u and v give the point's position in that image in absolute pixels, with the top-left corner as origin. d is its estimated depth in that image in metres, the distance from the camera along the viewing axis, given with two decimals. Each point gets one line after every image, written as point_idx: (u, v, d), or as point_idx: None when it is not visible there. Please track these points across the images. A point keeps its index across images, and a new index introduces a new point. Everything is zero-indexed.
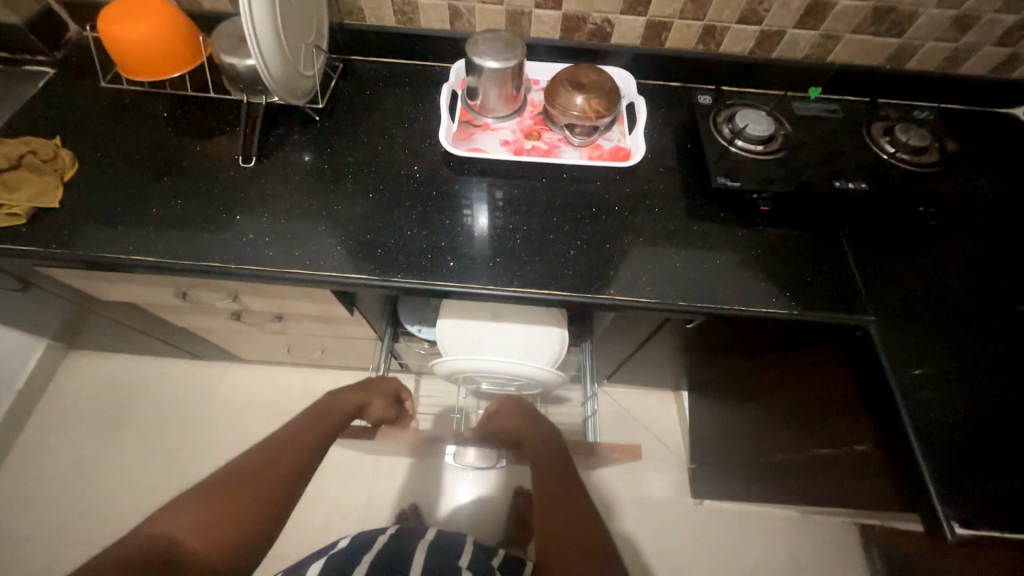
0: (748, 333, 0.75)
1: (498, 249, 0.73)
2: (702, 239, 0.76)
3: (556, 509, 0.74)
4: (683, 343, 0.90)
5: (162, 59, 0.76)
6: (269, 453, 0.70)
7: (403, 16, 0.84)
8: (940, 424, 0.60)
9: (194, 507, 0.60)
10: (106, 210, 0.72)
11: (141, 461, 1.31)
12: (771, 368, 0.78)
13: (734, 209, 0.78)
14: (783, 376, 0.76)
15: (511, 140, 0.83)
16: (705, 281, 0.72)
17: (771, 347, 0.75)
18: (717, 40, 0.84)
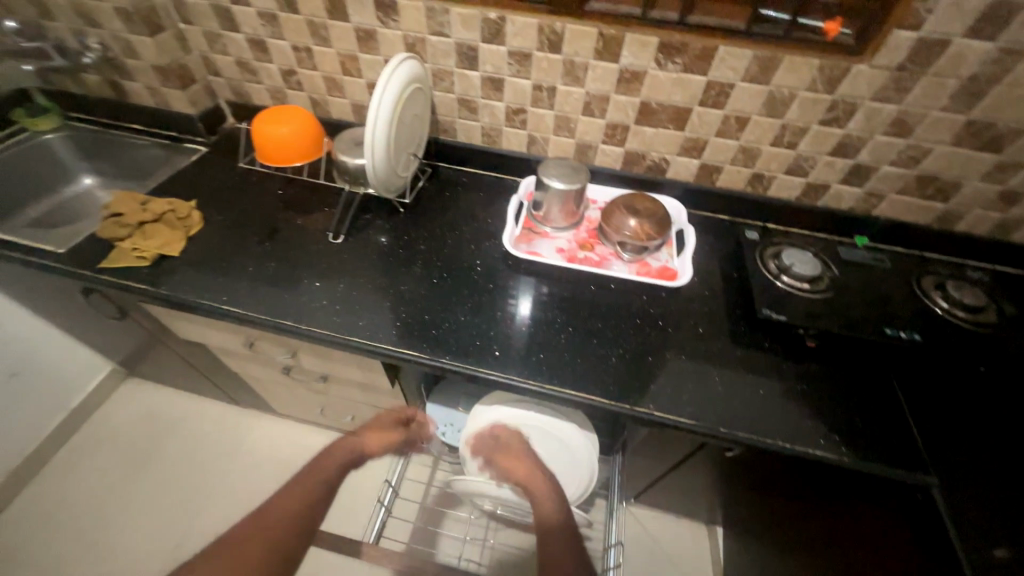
0: (790, 471, 0.71)
1: (542, 346, 0.77)
2: (746, 366, 0.76)
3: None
4: (721, 472, 0.85)
5: (291, 151, 0.93)
6: (277, 510, 0.86)
7: (488, 138, 1.00)
8: None
9: None
10: (214, 262, 0.84)
11: (154, 500, 1.30)
12: (819, 518, 0.71)
13: (780, 341, 0.79)
14: (834, 531, 0.69)
15: (566, 249, 0.91)
16: (746, 410, 0.70)
17: (819, 494, 0.71)
18: (764, 185, 0.93)
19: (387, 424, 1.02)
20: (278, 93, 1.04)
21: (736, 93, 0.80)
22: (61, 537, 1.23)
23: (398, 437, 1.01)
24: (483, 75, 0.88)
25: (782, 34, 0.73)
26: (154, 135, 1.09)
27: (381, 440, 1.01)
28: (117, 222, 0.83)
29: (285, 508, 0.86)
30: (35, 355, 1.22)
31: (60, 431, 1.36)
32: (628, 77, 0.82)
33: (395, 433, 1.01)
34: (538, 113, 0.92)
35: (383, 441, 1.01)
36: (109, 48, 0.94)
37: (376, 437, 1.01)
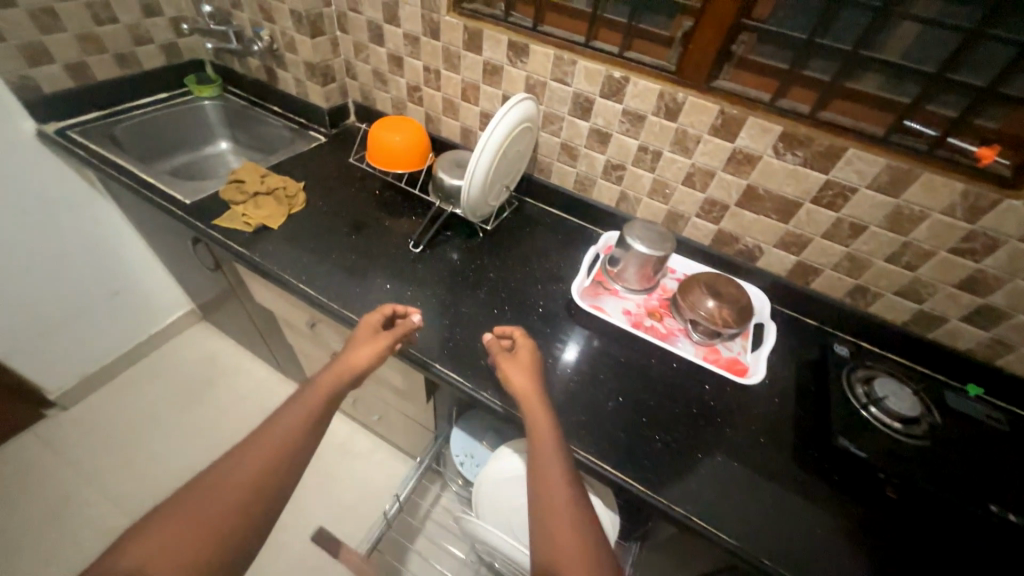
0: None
1: (586, 408, 0.73)
2: (807, 496, 0.67)
3: None
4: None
5: (396, 159, 0.99)
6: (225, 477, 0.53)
7: (580, 186, 1.01)
8: None
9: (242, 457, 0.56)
10: (304, 242, 0.90)
11: (187, 439, 1.39)
12: None
13: (853, 479, 0.69)
14: None
15: (633, 312, 0.87)
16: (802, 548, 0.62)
17: None
18: (867, 300, 0.84)
19: (370, 335, 0.72)
20: (400, 104, 1.12)
21: (857, 199, 0.74)
22: (105, 448, 1.34)
23: (388, 342, 0.72)
24: (592, 126, 0.90)
25: (923, 149, 0.67)
26: (287, 119, 1.22)
27: (376, 352, 0.70)
28: (238, 187, 0.93)
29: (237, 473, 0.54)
30: (136, 280, 1.37)
31: (134, 352, 1.51)
32: (740, 158, 0.80)
33: (382, 337, 0.72)
34: (637, 173, 0.92)
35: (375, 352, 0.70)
36: (275, 41, 1.08)
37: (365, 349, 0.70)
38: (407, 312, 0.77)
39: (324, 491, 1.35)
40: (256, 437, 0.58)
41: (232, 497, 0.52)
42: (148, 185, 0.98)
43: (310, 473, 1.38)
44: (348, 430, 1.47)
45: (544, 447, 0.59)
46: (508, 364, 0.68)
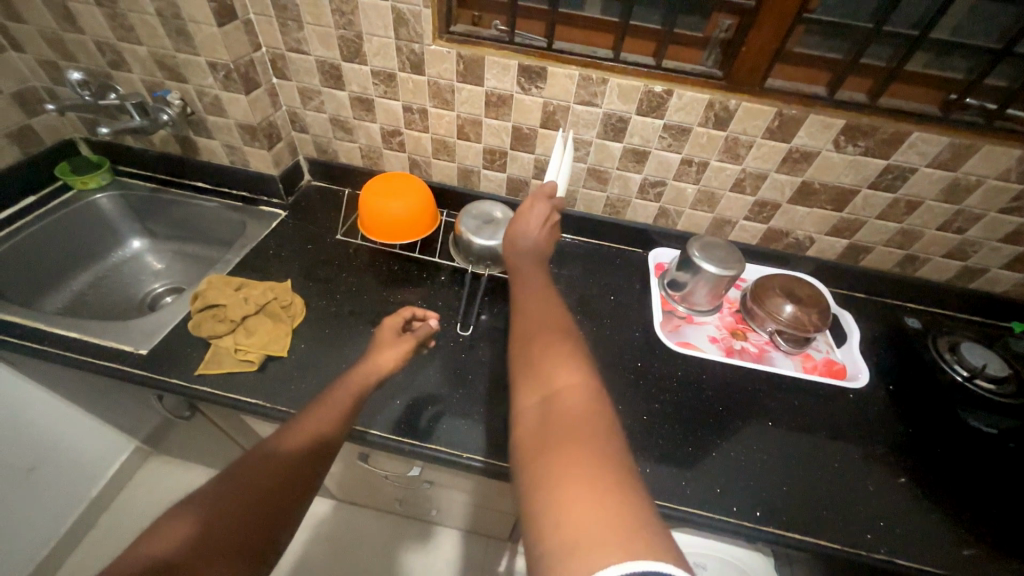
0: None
1: (738, 468, 0.66)
2: (967, 490, 0.66)
3: (538, 444, 0.37)
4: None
5: (406, 227, 0.81)
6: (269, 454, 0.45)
7: (612, 209, 0.91)
8: None
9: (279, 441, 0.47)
10: (327, 363, 0.71)
11: None
12: None
13: (987, 458, 0.69)
14: None
15: (719, 337, 0.82)
16: (1005, 555, 0.60)
17: None
18: (914, 266, 0.87)
19: (393, 338, 0.65)
20: (373, 153, 0.92)
21: (915, 178, 0.74)
22: None
23: (413, 345, 0.65)
24: (627, 146, 0.80)
25: (982, 123, 0.67)
26: (223, 195, 0.95)
27: (401, 349, 0.64)
28: (216, 316, 0.70)
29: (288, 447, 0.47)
30: (64, 445, 1.03)
31: (75, 528, 1.15)
32: (796, 157, 0.75)
33: (406, 340, 0.64)
34: (679, 186, 0.84)
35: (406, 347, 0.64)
36: (191, 104, 0.82)
37: (393, 350, 0.63)
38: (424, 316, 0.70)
39: None
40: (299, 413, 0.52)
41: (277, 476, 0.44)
42: (68, 340, 0.70)
43: None
44: (387, 526, 1.26)
45: (522, 272, 0.59)
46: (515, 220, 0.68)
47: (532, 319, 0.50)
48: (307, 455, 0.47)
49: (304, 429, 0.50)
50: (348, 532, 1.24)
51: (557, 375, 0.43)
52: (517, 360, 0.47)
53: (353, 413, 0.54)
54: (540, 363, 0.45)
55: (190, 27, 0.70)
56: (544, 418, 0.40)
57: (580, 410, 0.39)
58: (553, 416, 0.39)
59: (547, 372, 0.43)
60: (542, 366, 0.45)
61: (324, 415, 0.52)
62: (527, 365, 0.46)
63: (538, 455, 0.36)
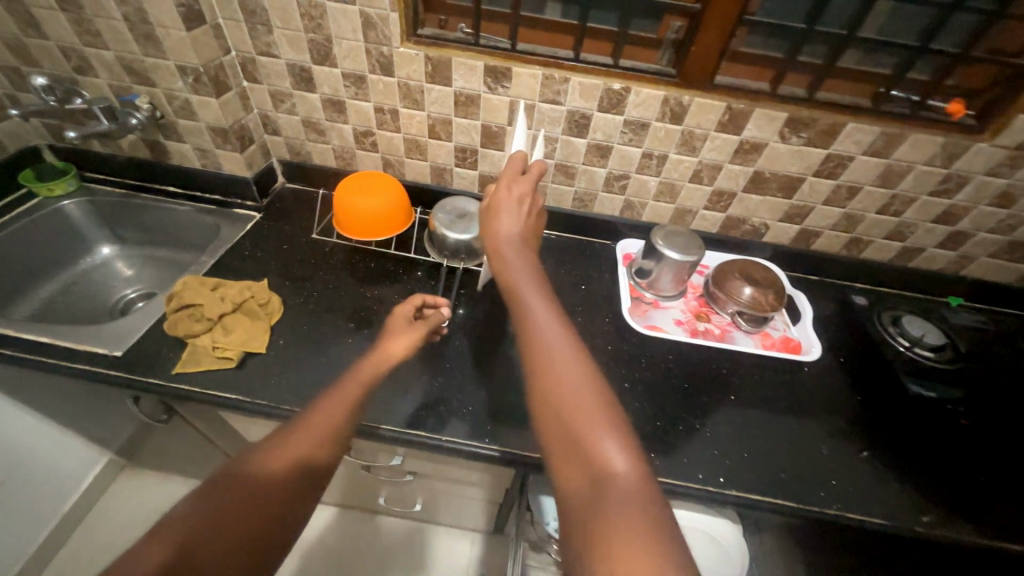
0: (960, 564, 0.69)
1: (703, 439, 0.71)
2: (909, 450, 0.72)
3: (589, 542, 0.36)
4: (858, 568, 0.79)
5: (381, 224, 0.83)
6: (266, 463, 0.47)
7: (580, 203, 0.95)
8: None
9: (278, 450, 0.49)
10: (306, 358, 0.72)
11: None
12: None
13: (931, 419, 0.75)
14: None
15: (684, 320, 0.87)
16: (947, 508, 0.66)
17: None
18: (860, 248, 0.94)
19: (404, 326, 0.70)
20: (346, 154, 0.94)
21: (854, 165, 0.80)
22: None
23: (423, 332, 0.70)
24: (591, 142, 0.84)
25: (907, 113, 0.74)
26: (196, 199, 0.95)
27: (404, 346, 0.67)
28: (192, 316, 0.71)
29: (286, 454, 0.49)
30: (33, 459, 1.01)
31: (47, 546, 1.12)
32: (747, 148, 0.81)
33: (417, 329, 0.70)
34: (642, 179, 0.89)
35: (411, 341, 0.68)
36: (160, 108, 0.82)
37: (404, 340, 0.68)
38: (436, 303, 0.75)
39: None
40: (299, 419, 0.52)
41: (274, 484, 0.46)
42: (39, 344, 0.70)
43: None
44: (373, 524, 1.27)
45: (522, 295, 0.53)
46: (491, 221, 0.60)
47: (547, 362, 0.47)
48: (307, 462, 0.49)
49: (303, 436, 0.51)
50: (332, 534, 1.24)
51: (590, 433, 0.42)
52: (548, 423, 0.44)
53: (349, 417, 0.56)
54: (570, 416, 0.44)
55: (158, 32, 0.71)
56: (590, 510, 0.38)
57: (628, 500, 0.37)
58: (599, 507, 0.37)
59: (587, 449, 0.41)
60: (580, 440, 0.42)
61: (324, 420, 0.53)
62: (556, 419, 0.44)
63: (597, 537, 0.36)
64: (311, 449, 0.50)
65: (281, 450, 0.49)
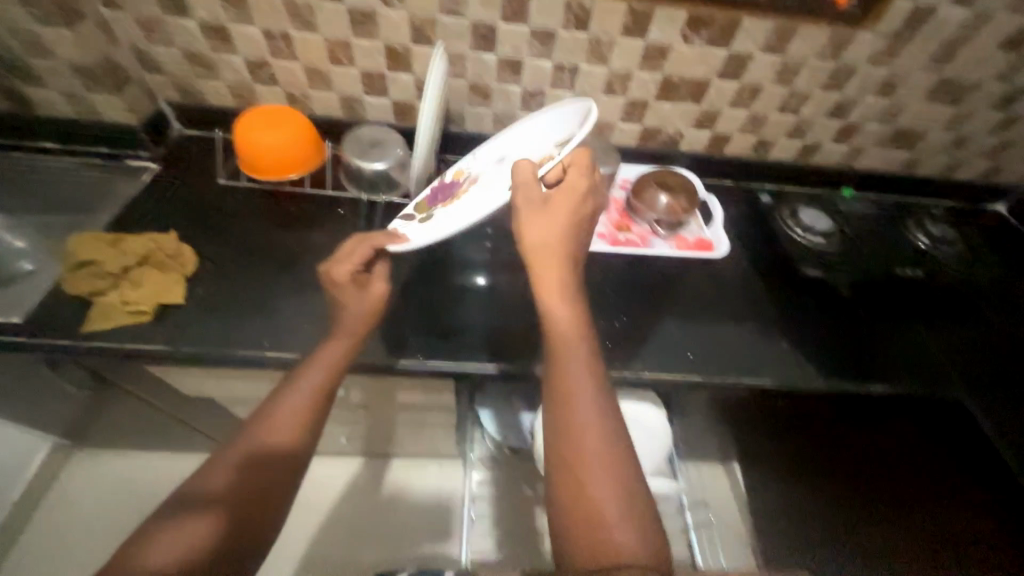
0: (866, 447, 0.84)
1: (625, 337, 0.78)
2: (798, 325, 0.82)
3: None
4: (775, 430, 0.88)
5: (287, 160, 0.79)
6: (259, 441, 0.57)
7: (500, 125, 0.94)
8: None
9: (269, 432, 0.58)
10: (229, 305, 0.70)
11: None
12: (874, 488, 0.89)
13: (819, 295, 0.85)
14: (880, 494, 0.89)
15: (606, 233, 0.90)
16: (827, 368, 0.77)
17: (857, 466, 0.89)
18: (767, 149, 0.99)
19: (354, 296, 0.68)
20: (242, 90, 0.87)
21: (753, 64, 0.83)
22: None
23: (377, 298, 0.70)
24: (500, 57, 0.82)
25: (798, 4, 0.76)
26: (79, 154, 0.86)
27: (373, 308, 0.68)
28: (95, 274, 0.68)
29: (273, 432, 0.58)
30: None
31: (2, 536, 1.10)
32: (653, 52, 0.81)
33: (371, 299, 0.69)
34: (557, 95, 0.88)
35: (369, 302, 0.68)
36: (6, 46, 0.72)
37: (358, 311, 0.68)
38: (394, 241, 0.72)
39: None
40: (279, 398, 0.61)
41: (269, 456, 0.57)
42: None
43: None
44: None
45: (572, 361, 0.60)
46: (539, 270, 0.64)
47: (578, 425, 0.55)
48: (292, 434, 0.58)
49: (285, 416, 0.59)
50: None
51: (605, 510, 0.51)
52: (574, 492, 0.53)
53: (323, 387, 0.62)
54: (584, 486, 0.52)
55: None
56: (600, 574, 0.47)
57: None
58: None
59: (605, 525, 0.50)
60: (597, 519, 0.51)
61: (303, 398, 0.60)
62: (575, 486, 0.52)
63: None
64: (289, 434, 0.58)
65: (271, 431, 0.58)
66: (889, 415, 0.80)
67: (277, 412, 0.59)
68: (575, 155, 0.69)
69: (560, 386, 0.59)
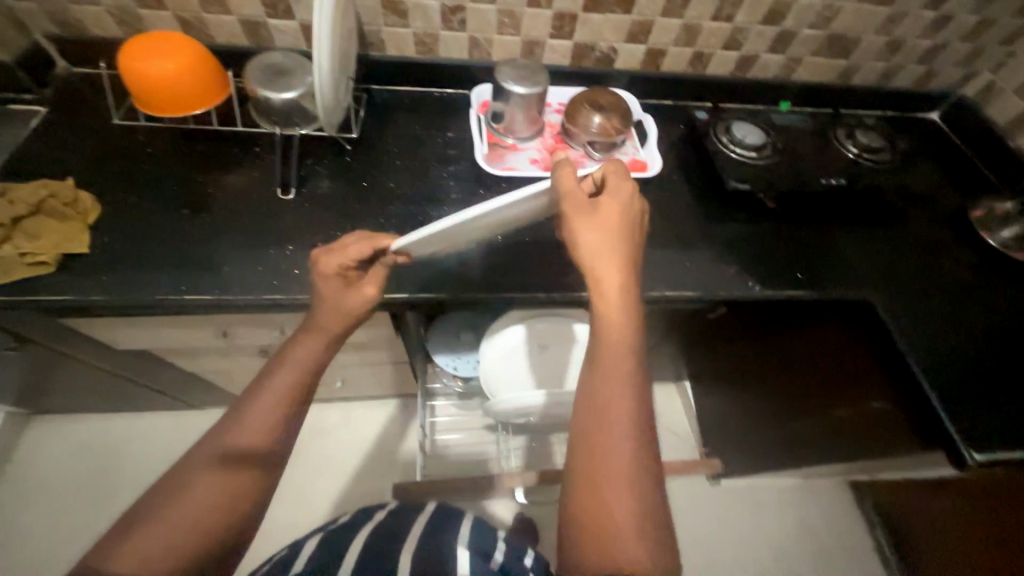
0: (838, 380, 0.82)
1: (558, 260, 0.78)
2: (722, 236, 0.85)
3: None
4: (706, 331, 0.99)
5: (186, 93, 0.72)
6: (258, 408, 0.57)
7: (423, 47, 0.88)
8: (946, 375, 0.75)
9: (267, 396, 0.58)
10: (141, 251, 0.68)
11: None
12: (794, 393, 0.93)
13: (744, 207, 0.89)
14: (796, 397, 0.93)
15: (539, 159, 0.89)
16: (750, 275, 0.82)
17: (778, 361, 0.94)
18: (704, 63, 0.96)
19: (339, 291, 0.63)
20: (127, 16, 0.78)
21: None
22: None
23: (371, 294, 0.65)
24: None
25: None
26: None
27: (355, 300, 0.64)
28: None
29: (270, 398, 0.58)
30: None
31: None
32: None
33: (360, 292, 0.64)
34: (478, 9, 0.83)
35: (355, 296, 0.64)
36: None
37: (338, 304, 0.63)
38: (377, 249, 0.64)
39: (332, 480, 1.27)
40: (280, 359, 0.61)
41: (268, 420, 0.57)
42: None
43: (300, 469, 1.28)
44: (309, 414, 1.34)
45: (613, 355, 0.55)
46: (598, 289, 0.57)
47: (608, 463, 0.50)
48: (291, 395, 0.59)
49: (281, 380, 0.60)
50: None
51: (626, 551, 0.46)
52: (586, 486, 0.50)
53: (313, 362, 0.62)
54: (604, 524, 0.48)
55: None
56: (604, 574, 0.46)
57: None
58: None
59: (613, 526, 0.48)
60: (608, 522, 0.48)
61: (301, 362, 0.61)
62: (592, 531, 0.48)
63: None
64: (269, 428, 0.57)
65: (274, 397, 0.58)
66: (824, 323, 0.83)
67: (253, 412, 0.58)
68: (607, 168, 0.62)
69: (595, 373, 0.55)
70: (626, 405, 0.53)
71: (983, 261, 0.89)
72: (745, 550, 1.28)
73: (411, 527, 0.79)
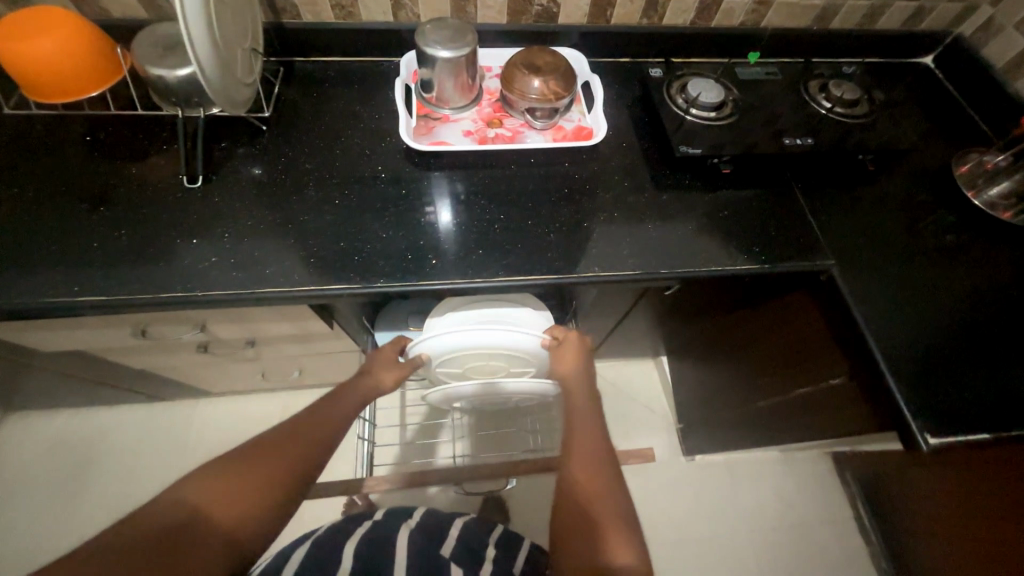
0: (806, 355, 0.80)
1: (490, 240, 0.73)
2: (669, 207, 0.79)
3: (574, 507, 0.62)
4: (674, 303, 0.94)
5: (54, 70, 0.67)
6: (311, 414, 0.72)
7: (341, 11, 0.80)
8: (909, 353, 0.68)
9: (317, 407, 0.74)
10: (37, 250, 0.64)
11: (98, 525, 1.15)
12: (757, 362, 0.92)
13: (698, 174, 0.82)
14: (762, 367, 0.91)
15: (474, 130, 0.82)
16: (701, 250, 0.75)
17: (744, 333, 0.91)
18: (659, 13, 0.87)
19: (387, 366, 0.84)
20: None
21: None
22: None
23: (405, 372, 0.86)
24: None
25: None
26: None
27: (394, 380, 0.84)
28: None
29: (324, 410, 0.74)
30: None
31: None
32: None
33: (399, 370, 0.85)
34: None
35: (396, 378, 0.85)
36: None
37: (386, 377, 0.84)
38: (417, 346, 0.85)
39: None
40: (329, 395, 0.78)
41: (320, 420, 0.72)
42: None
43: None
44: (278, 401, 1.32)
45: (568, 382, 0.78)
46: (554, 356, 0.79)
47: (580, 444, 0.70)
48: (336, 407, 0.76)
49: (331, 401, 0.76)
50: (239, 419, 1.29)
51: (609, 527, 0.59)
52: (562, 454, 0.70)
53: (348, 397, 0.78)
54: (580, 495, 0.63)
55: None
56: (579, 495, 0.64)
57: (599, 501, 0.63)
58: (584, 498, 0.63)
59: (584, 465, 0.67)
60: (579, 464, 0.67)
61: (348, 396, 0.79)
62: (578, 522, 0.61)
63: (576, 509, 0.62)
64: (321, 424, 0.71)
65: (324, 406, 0.75)
66: (789, 291, 0.80)
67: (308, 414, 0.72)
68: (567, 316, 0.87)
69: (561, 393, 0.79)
70: (586, 406, 0.75)
71: (967, 223, 0.81)
72: (722, 527, 1.27)
73: (401, 535, 0.72)
